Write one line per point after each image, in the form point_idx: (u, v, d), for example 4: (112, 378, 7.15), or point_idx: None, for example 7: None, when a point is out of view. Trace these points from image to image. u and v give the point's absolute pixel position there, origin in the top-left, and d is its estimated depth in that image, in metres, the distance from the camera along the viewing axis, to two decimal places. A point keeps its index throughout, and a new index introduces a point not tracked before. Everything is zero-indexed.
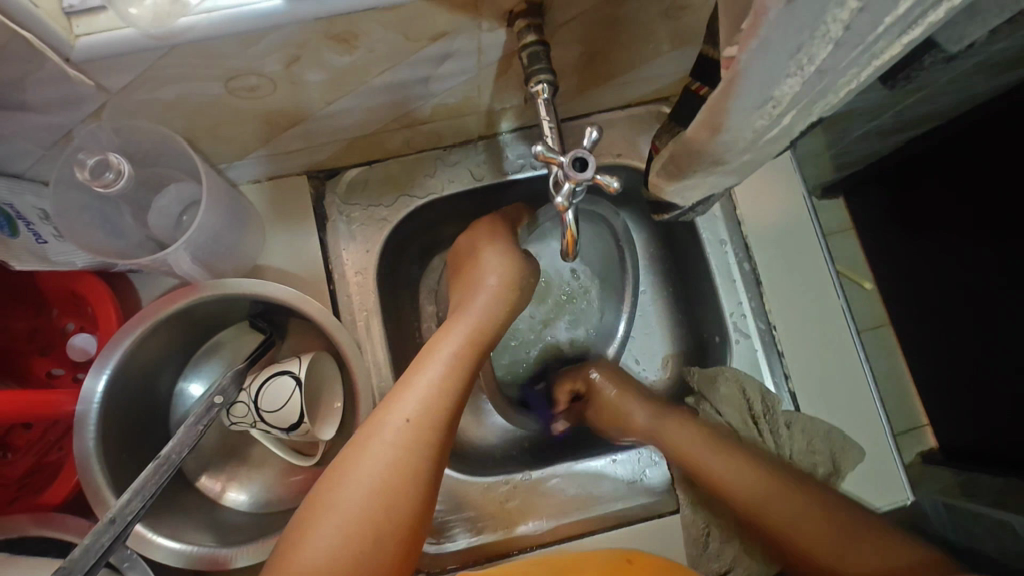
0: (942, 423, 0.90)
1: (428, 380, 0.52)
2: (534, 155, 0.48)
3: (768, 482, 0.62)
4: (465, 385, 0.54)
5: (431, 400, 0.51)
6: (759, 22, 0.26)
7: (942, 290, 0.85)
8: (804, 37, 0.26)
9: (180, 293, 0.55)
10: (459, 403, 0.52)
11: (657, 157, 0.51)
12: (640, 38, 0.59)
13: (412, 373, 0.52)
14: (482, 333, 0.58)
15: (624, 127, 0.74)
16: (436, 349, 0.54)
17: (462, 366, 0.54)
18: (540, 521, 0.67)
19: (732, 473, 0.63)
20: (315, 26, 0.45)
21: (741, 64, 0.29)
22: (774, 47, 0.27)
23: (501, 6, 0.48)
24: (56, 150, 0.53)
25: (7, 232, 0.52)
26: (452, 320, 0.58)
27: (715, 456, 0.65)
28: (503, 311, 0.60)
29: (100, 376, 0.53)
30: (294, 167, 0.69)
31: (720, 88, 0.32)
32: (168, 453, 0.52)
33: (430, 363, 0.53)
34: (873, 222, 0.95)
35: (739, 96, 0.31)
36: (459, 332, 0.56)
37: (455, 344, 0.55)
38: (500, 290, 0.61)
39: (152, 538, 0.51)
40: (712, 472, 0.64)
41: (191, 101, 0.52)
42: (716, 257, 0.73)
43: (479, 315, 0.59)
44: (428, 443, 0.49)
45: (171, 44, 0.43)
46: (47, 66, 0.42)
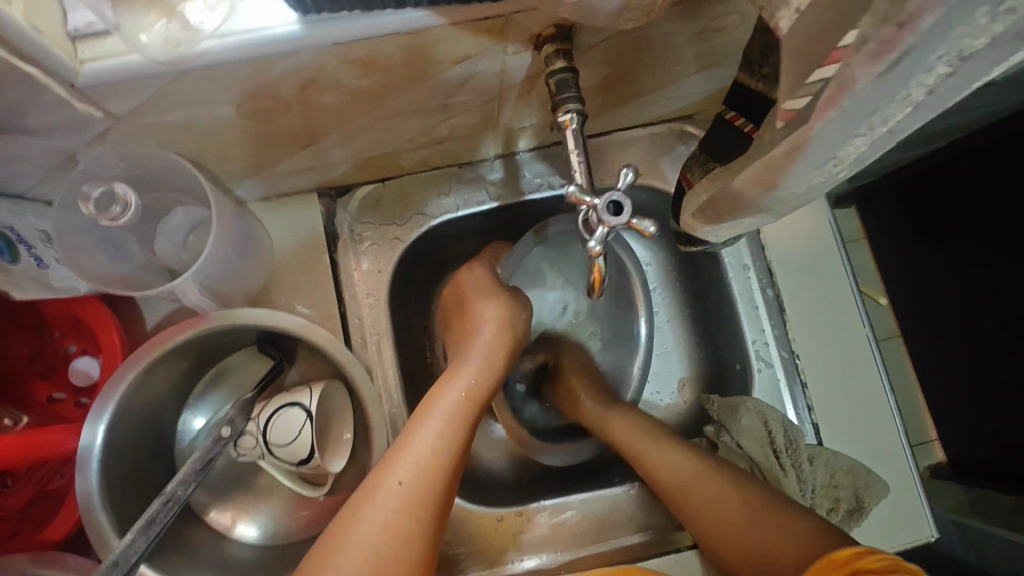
0: (950, 437, 0.84)
1: (426, 436, 0.50)
2: (566, 195, 0.46)
3: (695, 469, 0.57)
4: (464, 440, 0.52)
5: (430, 457, 0.49)
6: (840, 92, 0.28)
7: (947, 316, 0.81)
8: (884, 100, 0.27)
9: (189, 325, 0.53)
10: (457, 461, 0.51)
11: (693, 196, 0.49)
12: (667, 60, 0.57)
13: (410, 430, 0.51)
14: (481, 386, 0.55)
15: (645, 146, 0.72)
16: (434, 403, 0.53)
17: (458, 421, 0.52)
18: (553, 554, 0.65)
19: (655, 453, 0.61)
20: (333, 50, 0.43)
21: (812, 129, 0.30)
22: (853, 108, 0.28)
23: (529, 30, 0.46)
24: (60, 172, 0.50)
25: (9, 258, 0.50)
26: (455, 367, 0.57)
27: (645, 439, 0.63)
28: (499, 362, 0.59)
29: (99, 423, 0.50)
30: (303, 185, 0.67)
31: (784, 151, 0.33)
32: (172, 491, 0.50)
33: (426, 420, 0.51)
34: (891, 236, 0.88)
35: (804, 158, 0.32)
36: (458, 383, 0.54)
37: (451, 398, 0.53)
38: (494, 344, 0.60)
39: None
40: (641, 453, 0.62)
41: (199, 123, 0.49)
42: (739, 282, 0.71)
43: (476, 367, 0.57)
44: (424, 499, 0.47)
45: (180, 70, 0.41)
46: (50, 93, 0.40)
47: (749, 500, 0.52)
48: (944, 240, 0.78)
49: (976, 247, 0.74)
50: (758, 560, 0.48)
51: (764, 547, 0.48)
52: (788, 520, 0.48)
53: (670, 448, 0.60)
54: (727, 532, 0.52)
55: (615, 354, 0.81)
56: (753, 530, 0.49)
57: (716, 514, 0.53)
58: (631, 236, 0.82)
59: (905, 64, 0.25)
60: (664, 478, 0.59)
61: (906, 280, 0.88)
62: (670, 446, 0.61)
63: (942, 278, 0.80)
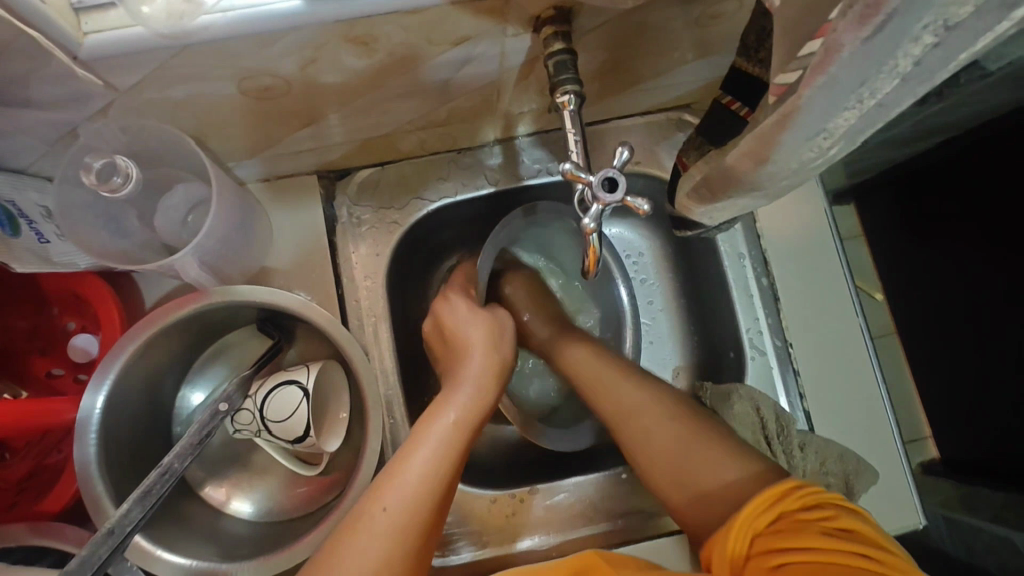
0: (943, 432, 0.85)
1: (421, 463, 0.50)
2: (562, 173, 0.46)
3: (652, 401, 0.57)
4: (456, 465, 0.52)
5: (424, 484, 0.49)
6: (829, 59, 0.28)
7: (938, 311, 0.82)
8: (873, 71, 0.28)
9: (191, 299, 0.54)
10: (445, 493, 0.51)
11: (688, 177, 0.50)
12: (665, 46, 0.57)
13: (400, 458, 0.51)
14: (470, 422, 0.55)
15: (643, 134, 0.73)
16: (425, 434, 0.53)
17: (449, 454, 0.52)
18: (545, 536, 0.65)
19: (616, 387, 0.60)
20: (334, 27, 0.43)
21: (803, 100, 0.31)
22: (842, 80, 0.29)
23: (528, 12, 0.46)
24: (60, 146, 0.51)
25: (8, 231, 0.50)
26: (451, 391, 0.57)
27: (614, 373, 0.61)
28: (491, 396, 0.58)
29: (98, 392, 0.51)
30: (302, 167, 0.67)
31: (774, 121, 0.34)
32: (169, 463, 0.51)
33: (417, 449, 0.51)
34: (883, 232, 0.89)
35: (795, 130, 0.33)
36: (448, 415, 0.54)
37: (441, 432, 0.53)
38: (487, 374, 0.59)
39: (157, 552, 0.50)
40: (603, 388, 0.61)
41: (201, 100, 0.50)
42: (734, 270, 0.71)
43: (468, 396, 0.56)
44: (412, 526, 0.47)
45: (182, 44, 0.41)
46: (54, 64, 0.40)
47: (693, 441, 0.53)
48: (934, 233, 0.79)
49: (968, 243, 0.74)
50: (692, 497, 0.51)
51: (702, 489, 0.51)
52: (722, 458, 0.51)
53: (634, 381, 0.60)
54: (660, 464, 0.54)
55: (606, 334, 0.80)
56: (694, 463, 0.52)
57: (655, 449, 0.55)
58: (610, 228, 0.82)
59: (891, 30, 0.26)
60: (619, 414, 0.58)
61: (899, 274, 0.88)
62: (639, 380, 0.60)
63: (930, 272, 0.82)
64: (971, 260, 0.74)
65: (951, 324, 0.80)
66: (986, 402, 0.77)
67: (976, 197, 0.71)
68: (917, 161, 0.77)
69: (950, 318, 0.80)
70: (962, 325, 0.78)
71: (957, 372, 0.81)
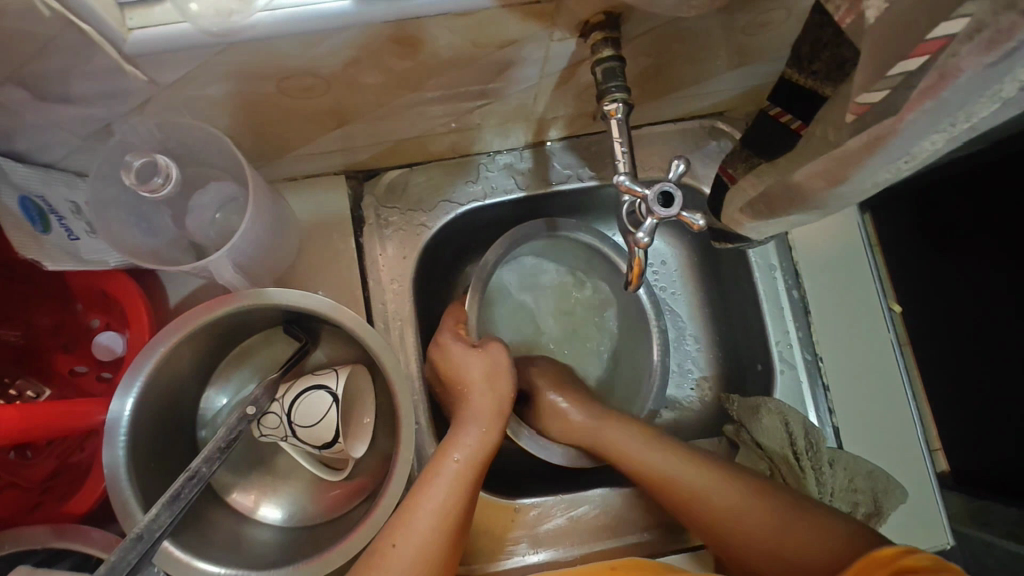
0: (953, 445, 0.79)
1: (434, 502, 0.52)
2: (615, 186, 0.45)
3: (708, 476, 0.57)
4: (468, 502, 0.53)
5: (438, 520, 0.51)
6: (941, 84, 0.29)
7: (951, 330, 0.77)
8: (977, 96, 0.29)
9: (226, 300, 0.52)
10: (459, 528, 0.52)
11: (737, 192, 0.50)
12: (708, 53, 0.56)
13: (413, 497, 0.52)
14: (477, 458, 0.55)
15: (675, 142, 0.72)
16: (435, 471, 0.54)
17: (459, 492, 0.53)
18: (569, 548, 0.65)
19: (657, 464, 0.60)
20: (381, 29, 0.43)
21: (899, 126, 0.32)
22: (944, 107, 0.30)
23: (578, 16, 0.45)
24: (93, 141, 0.50)
25: (41, 229, 0.50)
26: (456, 435, 0.57)
27: (651, 454, 0.61)
28: (496, 430, 0.58)
29: (127, 396, 0.50)
30: (331, 166, 0.66)
31: (861, 145, 0.34)
32: (197, 468, 0.50)
33: (429, 488, 0.52)
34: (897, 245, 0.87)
35: (883, 154, 0.34)
36: (457, 454, 0.55)
37: (450, 472, 0.54)
38: (491, 412, 0.59)
39: (192, 562, 0.50)
40: (639, 466, 0.61)
41: (241, 98, 0.49)
42: (765, 282, 0.70)
43: (475, 436, 0.57)
44: (428, 563, 0.49)
45: (227, 42, 0.40)
46: (100, 58, 0.39)
47: (770, 512, 0.54)
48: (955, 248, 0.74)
49: (985, 257, 0.71)
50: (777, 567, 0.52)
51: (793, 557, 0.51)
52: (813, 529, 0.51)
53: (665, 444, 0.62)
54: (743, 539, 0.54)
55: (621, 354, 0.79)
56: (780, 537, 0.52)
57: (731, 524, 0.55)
58: (616, 232, 0.81)
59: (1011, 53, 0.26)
60: (648, 473, 0.60)
61: (915, 289, 0.81)
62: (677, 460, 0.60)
63: (945, 288, 0.76)
64: (994, 277, 0.71)
65: (960, 341, 0.76)
66: (992, 424, 0.73)
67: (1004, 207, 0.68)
68: (945, 170, 0.73)
69: (965, 336, 0.75)
70: (971, 340, 0.74)
71: (967, 390, 0.76)
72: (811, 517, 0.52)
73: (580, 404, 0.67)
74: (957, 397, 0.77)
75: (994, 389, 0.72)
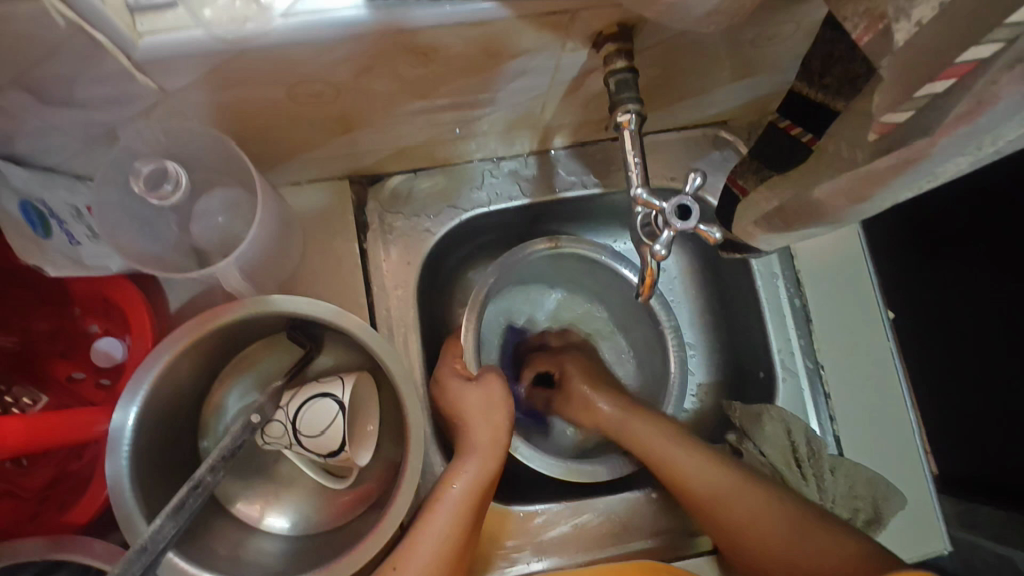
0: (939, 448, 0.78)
1: (433, 532, 0.54)
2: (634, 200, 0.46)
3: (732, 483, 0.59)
4: (470, 530, 0.55)
5: (439, 553, 0.53)
6: None
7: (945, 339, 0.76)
8: None
9: (230, 307, 0.51)
10: (459, 561, 0.55)
11: (748, 202, 0.50)
12: (716, 64, 0.57)
13: (416, 527, 0.55)
14: (477, 492, 0.57)
15: (679, 150, 0.72)
16: (436, 502, 0.56)
17: (460, 527, 0.55)
18: (571, 555, 0.65)
19: (689, 465, 0.61)
20: (395, 38, 0.42)
21: None
22: None
23: (591, 28, 0.45)
24: (96, 145, 0.49)
25: (42, 233, 0.49)
26: (458, 464, 0.58)
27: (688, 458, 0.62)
28: (500, 462, 0.59)
29: (131, 407, 0.49)
30: (336, 172, 0.66)
31: None
32: (201, 477, 0.49)
33: (430, 518, 0.55)
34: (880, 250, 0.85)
35: None
36: (455, 485, 0.56)
37: (450, 505, 0.55)
38: (491, 444, 0.59)
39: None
40: (670, 468, 0.62)
41: (248, 105, 0.48)
42: (768, 290, 0.71)
43: (473, 467, 0.57)
44: None
45: (239, 49, 0.40)
46: (108, 65, 0.39)
47: (793, 525, 0.56)
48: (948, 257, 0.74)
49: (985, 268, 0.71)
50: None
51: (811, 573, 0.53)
52: (836, 548, 0.53)
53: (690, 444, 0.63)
54: (759, 544, 0.57)
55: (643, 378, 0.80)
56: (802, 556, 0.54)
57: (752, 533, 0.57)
58: (621, 241, 0.81)
59: None
60: (674, 473, 0.62)
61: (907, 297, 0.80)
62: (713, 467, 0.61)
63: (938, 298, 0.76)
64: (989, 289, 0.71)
65: (951, 350, 0.76)
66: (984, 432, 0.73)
67: (1000, 221, 0.69)
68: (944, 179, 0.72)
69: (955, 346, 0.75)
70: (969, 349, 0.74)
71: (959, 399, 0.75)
72: (833, 537, 0.54)
73: (634, 412, 0.67)
74: (948, 407, 0.77)
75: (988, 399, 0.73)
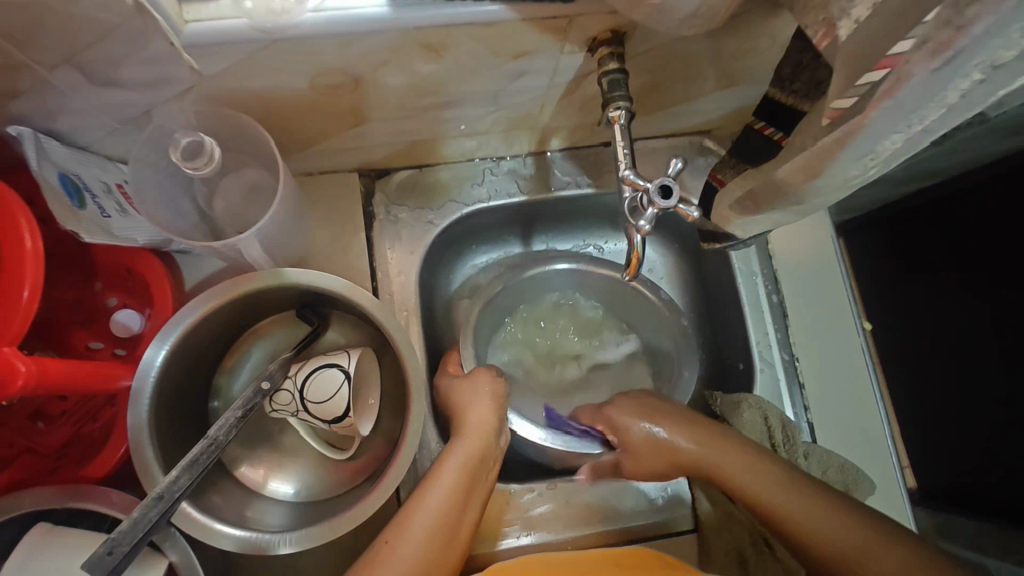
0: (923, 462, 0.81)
1: (432, 502, 0.57)
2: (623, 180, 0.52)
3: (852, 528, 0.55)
4: (463, 507, 0.58)
5: (435, 521, 0.56)
6: (897, 86, 0.34)
7: (932, 352, 0.80)
8: (924, 104, 0.35)
9: (249, 276, 0.55)
10: (455, 533, 0.57)
11: (726, 192, 0.56)
12: (699, 74, 0.62)
13: (416, 499, 0.58)
14: (473, 469, 0.60)
15: (666, 156, 0.78)
16: (434, 477, 0.59)
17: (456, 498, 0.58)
18: (557, 530, 0.68)
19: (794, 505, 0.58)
20: (412, 34, 0.47)
21: (865, 122, 0.37)
22: (901, 107, 0.35)
23: (587, 33, 0.51)
24: (130, 124, 0.54)
25: (78, 204, 0.52)
26: (453, 444, 0.62)
27: (759, 481, 0.60)
28: (491, 445, 0.63)
29: (162, 346, 0.53)
30: (347, 164, 0.70)
31: (834, 140, 0.40)
32: (214, 435, 0.53)
33: (429, 490, 0.58)
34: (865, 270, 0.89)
35: (852, 146, 0.39)
36: (452, 460, 0.60)
37: (448, 479, 0.59)
38: (483, 428, 0.63)
39: (213, 525, 0.52)
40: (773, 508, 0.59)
41: (275, 93, 0.53)
42: (747, 287, 0.76)
43: (469, 446, 0.61)
44: (429, 560, 0.54)
45: (273, 39, 0.45)
46: (154, 47, 0.43)
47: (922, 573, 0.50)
48: (932, 268, 0.79)
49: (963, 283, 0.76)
50: None
51: None
52: None
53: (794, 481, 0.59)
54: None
55: (647, 341, 0.84)
56: None
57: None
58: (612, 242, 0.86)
59: (956, 62, 0.31)
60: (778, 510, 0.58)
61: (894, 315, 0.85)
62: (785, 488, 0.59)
63: (925, 308, 0.81)
64: (959, 302, 0.76)
65: (935, 361, 0.80)
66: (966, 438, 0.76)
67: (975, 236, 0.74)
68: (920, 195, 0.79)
69: (936, 356, 0.79)
70: (950, 360, 0.78)
71: (939, 409, 0.79)
72: None
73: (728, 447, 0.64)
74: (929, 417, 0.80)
75: (965, 408, 0.76)
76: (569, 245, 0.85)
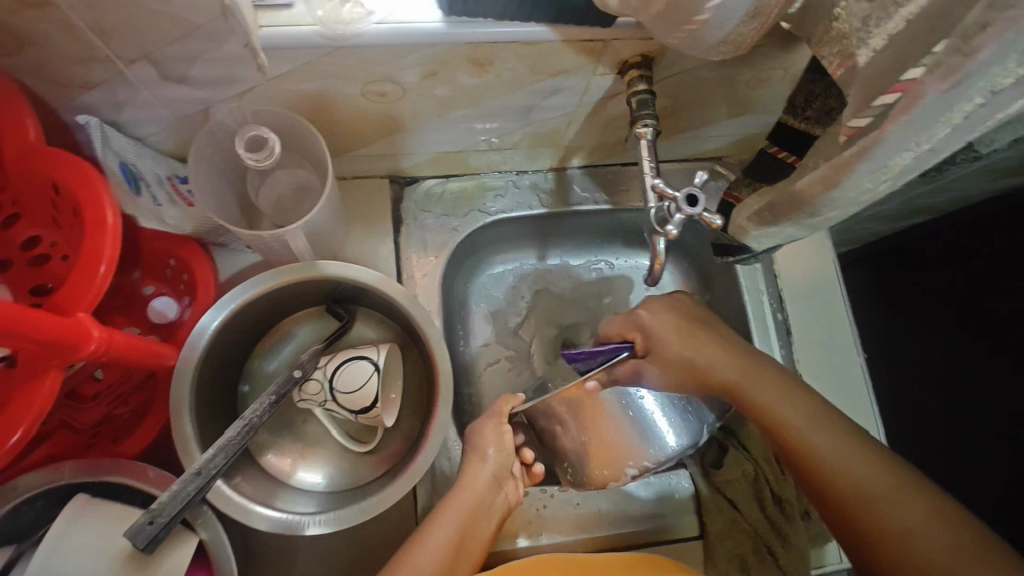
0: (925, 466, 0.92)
1: (443, 529, 0.56)
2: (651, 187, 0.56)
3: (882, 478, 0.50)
4: (471, 536, 0.58)
5: (443, 550, 0.55)
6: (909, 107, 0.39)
7: (937, 367, 0.92)
8: (934, 123, 0.39)
9: (290, 268, 0.59)
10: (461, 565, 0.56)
11: (743, 206, 0.61)
12: (716, 101, 0.67)
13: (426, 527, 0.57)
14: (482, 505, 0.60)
15: (679, 177, 0.82)
16: (443, 510, 0.58)
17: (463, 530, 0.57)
18: (567, 532, 0.70)
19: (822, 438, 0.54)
20: (462, 48, 0.51)
21: (880, 137, 0.42)
22: (913, 127, 0.40)
23: (620, 55, 0.55)
24: (187, 120, 0.57)
25: (135, 190, 0.55)
26: (465, 479, 0.61)
27: (843, 454, 0.52)
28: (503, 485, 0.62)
29: (218, 315, 0.56)
30: (379, 170, 0.74)
31: (853, 153, 0.44)
32: (250, 417, 0.55)
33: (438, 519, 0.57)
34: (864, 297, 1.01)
35: (868, 160, 0.44)
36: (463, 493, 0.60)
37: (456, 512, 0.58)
38: (499, 464, 0.63)
39: (251, 507, 0.55)
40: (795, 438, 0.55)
41: (327, 96, 0.57)
42: (754, 304, 0.79)
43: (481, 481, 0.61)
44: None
45: (337, 46, 0.49)
46: (227, 47, 0.47)
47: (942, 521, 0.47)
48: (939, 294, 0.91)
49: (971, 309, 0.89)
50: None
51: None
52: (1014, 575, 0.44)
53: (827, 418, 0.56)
54: None
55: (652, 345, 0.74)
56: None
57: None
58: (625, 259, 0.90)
59: (961, 87, 0.36)
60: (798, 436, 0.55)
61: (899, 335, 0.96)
62: (903, 492, 0.50)
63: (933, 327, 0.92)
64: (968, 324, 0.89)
65: (940, 376, 0.92)
66: (978, 438, 0.88)
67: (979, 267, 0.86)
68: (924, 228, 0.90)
69: (945, 371, 0.91)
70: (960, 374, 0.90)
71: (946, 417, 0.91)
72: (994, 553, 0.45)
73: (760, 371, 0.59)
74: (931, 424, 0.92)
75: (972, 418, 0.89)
76: (583, 262, 0.89)
